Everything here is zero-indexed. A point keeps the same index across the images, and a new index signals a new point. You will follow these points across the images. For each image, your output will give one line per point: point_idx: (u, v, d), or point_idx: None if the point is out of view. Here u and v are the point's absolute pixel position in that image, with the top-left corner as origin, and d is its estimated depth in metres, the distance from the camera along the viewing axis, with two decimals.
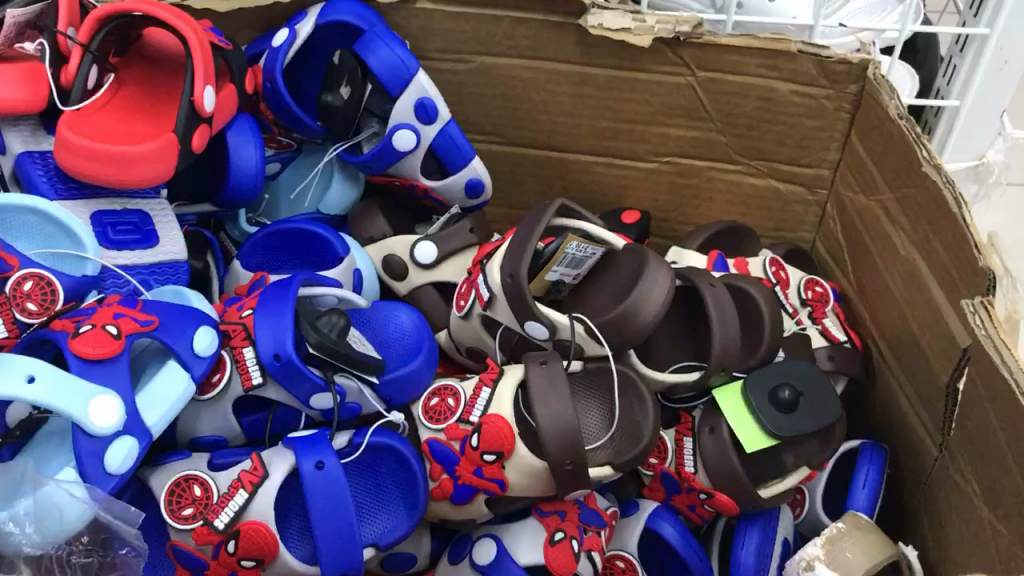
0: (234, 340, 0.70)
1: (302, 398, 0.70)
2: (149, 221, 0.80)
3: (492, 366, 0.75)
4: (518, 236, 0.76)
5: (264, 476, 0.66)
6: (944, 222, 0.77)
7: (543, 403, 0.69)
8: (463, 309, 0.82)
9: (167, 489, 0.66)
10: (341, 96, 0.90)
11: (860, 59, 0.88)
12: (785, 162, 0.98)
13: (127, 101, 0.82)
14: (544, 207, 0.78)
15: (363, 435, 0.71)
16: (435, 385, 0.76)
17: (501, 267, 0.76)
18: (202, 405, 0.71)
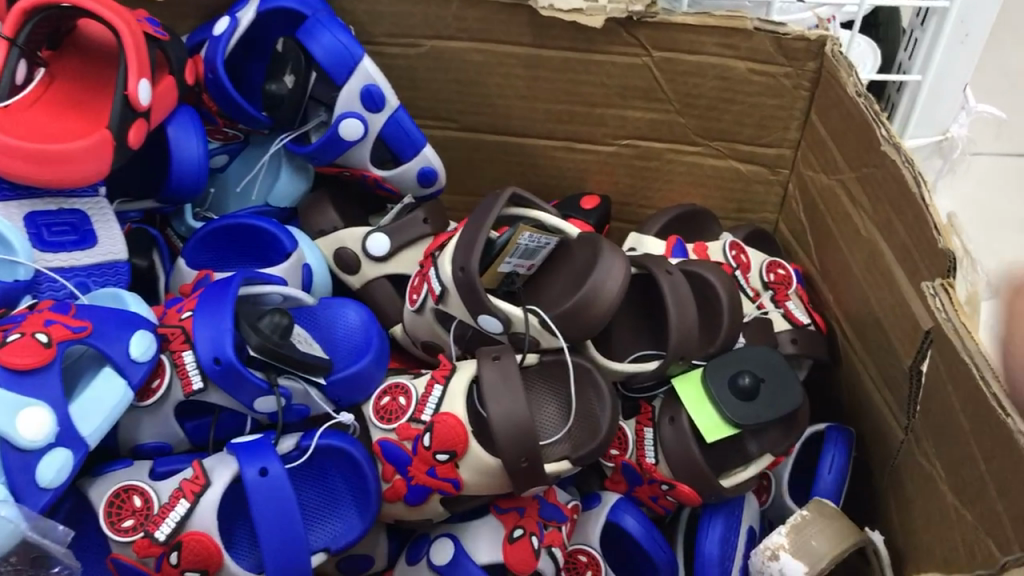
0: (173, 344, 0.68)
1: (246, 402, 0.68)
2: (87, 222, 0.77)
3: (445, 362, 0.73)
4: (468, 227, 0.73)
5: (206, 485, 0.64)
6: (904, 201, 0.76)
7: (495, 399, 0.67)
8: (415, 304, 0.79)
9: (106, 501, 0.64)
10: (286, 85, 0.88)
11: (818, 35, 0.86)
12: (746, 143, 0.96)
13: (58, 96, 0.79)
14: (494, 195, 0.75)
15: (311, 438, 0.70)
16: (387, 383, 0.74)
17: (451, 259, 0.73)
18: (142, 412, 0.69)
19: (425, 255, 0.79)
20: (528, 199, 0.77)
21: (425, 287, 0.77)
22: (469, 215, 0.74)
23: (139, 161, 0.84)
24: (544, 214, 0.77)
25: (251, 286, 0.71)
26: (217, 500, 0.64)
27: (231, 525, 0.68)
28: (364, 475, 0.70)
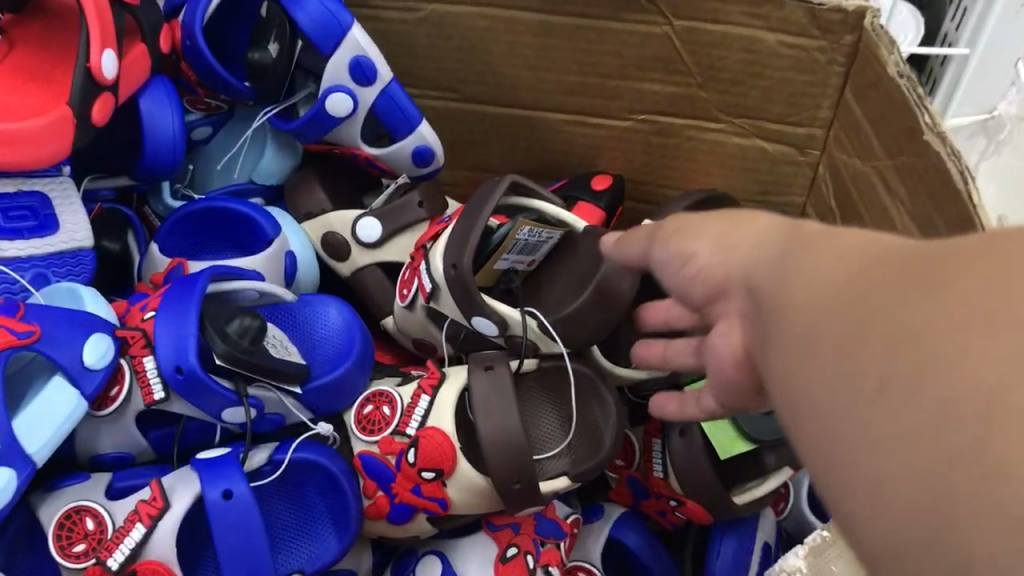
0: (133, 347, 0.62)
1: (212, 412, 0.62)
2: (49, 205, 0.71)
3: (434, 368, 0.67)
4: (461, 218, 0.66)
5: (164, 508, 0.58)
6: (946, 197, 0.68)
7: (487, 414, 0.61)
8: (406, 299, 0.72)
9: (55, 523, 0.58)
10: (270, 53, 0.79)
11: (856, 7, 0.77)
12: (773, 120, 0.88)
13: (19, 67, 0.72)
14: (492, 182, 0.68)
15: (285, 451, 0.64)
16: (370, 391, 0.68)
17: (443, 255, 0.66)
18: (101, 421, 0.63)
19: (417, 245, 0.72)
20: (531, 187, 0.69)
21: (416, 283, 0.70)
22: (464, 205, 0.67)
23: (110, 135, 0.78)
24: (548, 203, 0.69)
25: (222, 283, 0.65)
26: (177, 524, 0.58)
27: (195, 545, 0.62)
28: (341, 489, 0.64)
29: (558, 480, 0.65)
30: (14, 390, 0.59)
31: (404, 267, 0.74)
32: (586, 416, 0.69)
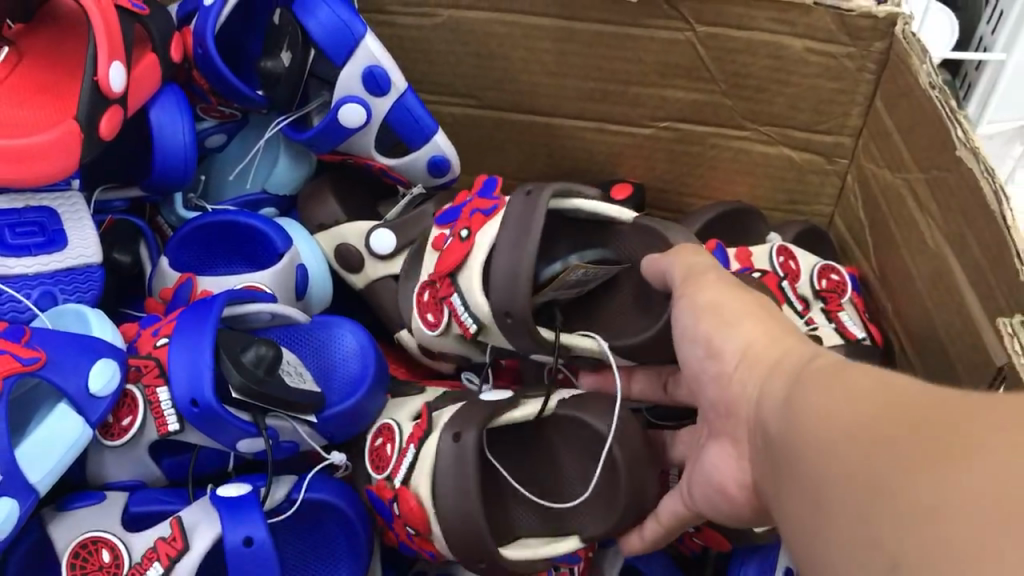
0: (148, 377, 0.62)
1: (228, 443, 0.62)
2: (57, 220, 0.70)
3: (423, 419, 0.65)
4: (504, 249, 0.64)
5: (184, 549, 0.57)
6: (979, 214, 0.65)
7: (454, 505, 0.59)
8: (438, 326, 0.71)
9: (70, 551, 0.59)
10: (283, 62, 0.77)
11: (887, 13, 0.74)
12: (800, 128, 0.85)
13: (29, 79, 0.71)
14: (520, 200, 0.65)
15: (300, 489, 0.65)
16: (379, 424, 0.69)
17: (497, 296, 0.64)
18: (111, 450, 0.63)
19: (438, 266, 0.69)
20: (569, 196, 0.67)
21: (454, 316, 0.69)
22: (505, 228, 0.64)
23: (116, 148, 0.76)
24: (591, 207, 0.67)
25: (237, 307, 0.66)
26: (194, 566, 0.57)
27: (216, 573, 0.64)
28: (351, 521, 0.67)
29: (558, 545, 0.63)
30: (20, 416, 0.59)
31: (421, 282, 0.73)
32: (590, 464, 0.65)
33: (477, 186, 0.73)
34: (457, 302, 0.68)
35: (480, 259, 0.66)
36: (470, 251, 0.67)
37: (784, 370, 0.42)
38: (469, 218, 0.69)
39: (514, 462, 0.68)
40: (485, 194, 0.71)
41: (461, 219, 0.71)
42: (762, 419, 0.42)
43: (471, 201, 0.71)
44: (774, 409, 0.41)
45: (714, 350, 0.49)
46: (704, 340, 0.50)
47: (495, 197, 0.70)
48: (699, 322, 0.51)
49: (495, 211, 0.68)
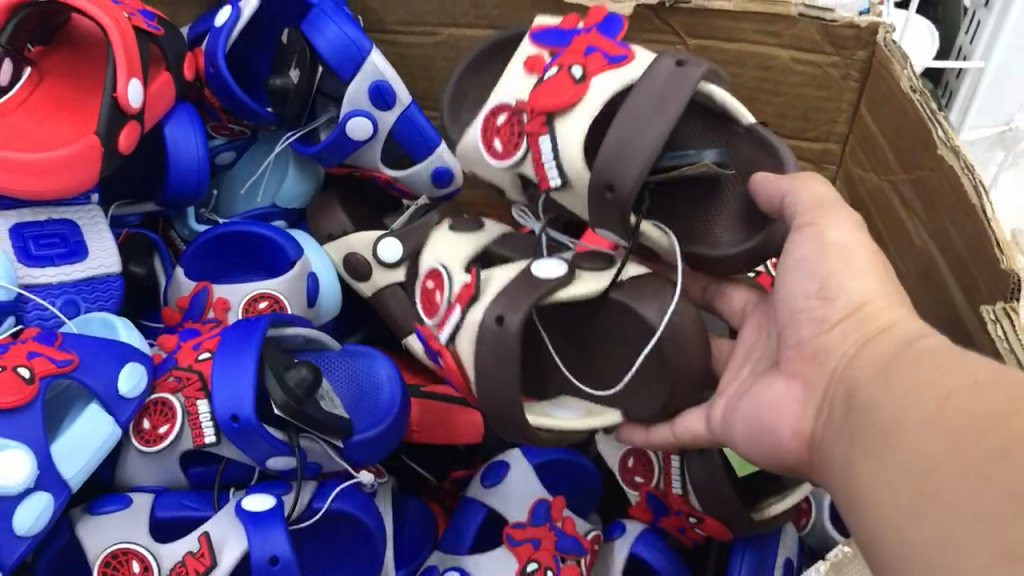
0: (188, 390, 0.63)
1: (258, 459, 0.63)
2: (78, 232, 0.73)
3: (472, 278, 0.61)
4: (631, 115, 0.54)
5: (211, 566, 0.59)
6: (961, 212, 0.68)
7: (491, 368, 0.57)
8: (509, 160, 0.63)
9: (100, 561, 0.59)
10: (291, 79, 0.82)
11: (868, 23, 0.78)
12: (788, 136, 0.89)
13: (49, 97, 0.74)
14: (666, 67, 0.55)
15: (323, 500, 0.64)
16: (428, 268, 0.68)
17: (603, 160, 0.55)
18: (142, 456, 0.64)
19: (533, 95, 0.60)
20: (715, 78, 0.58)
21: (537, 159, 0.61)
22: (634, 95, 0.55)
23: (132, 164, 0.79)
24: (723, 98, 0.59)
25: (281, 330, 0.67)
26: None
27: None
28: (372, 535, 0.65)
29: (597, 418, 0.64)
30: (53, 415, 0.61)
31: (498, 103, 0.63)
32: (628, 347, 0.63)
33: (594, 18, 0.62)
34: (540, 141, 0.60)
35: (591, 113, 0.58)
36: (578, 100, 0.58)
37: (884, 342, 0.46)
38: (583, 56, 0.59)
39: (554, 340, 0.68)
40: (605, 33, 0.61)
41: (568, 49, 0.61)
42: (846, 387, 0.46)
43: (593, 36, 0.61)
44: (863, 376, 0.45)
45: (829, 293, 0.52)
46: (820, 277, 0.52)
47: (621, 44, 0.59)
48: (823, 261, 0.52)
49: (623, 61, 0.58)
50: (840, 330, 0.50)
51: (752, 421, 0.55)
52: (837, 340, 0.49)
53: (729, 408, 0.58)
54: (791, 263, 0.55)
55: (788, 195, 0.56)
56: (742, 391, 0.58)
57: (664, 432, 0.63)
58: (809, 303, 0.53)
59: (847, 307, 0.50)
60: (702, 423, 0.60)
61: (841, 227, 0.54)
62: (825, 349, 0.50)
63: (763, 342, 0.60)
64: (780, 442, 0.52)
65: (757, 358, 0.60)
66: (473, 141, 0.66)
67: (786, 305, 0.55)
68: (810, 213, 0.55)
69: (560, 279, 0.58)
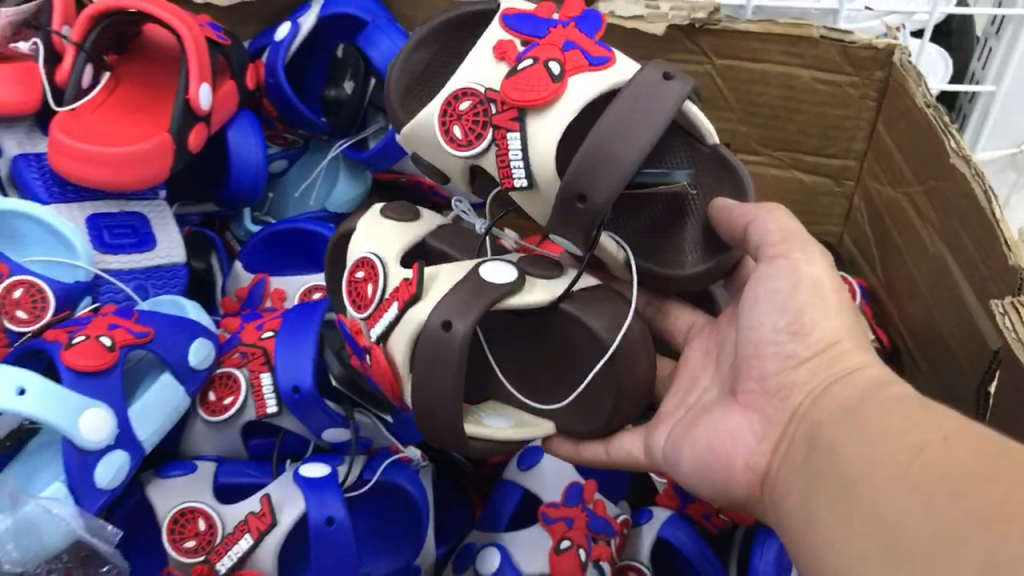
0: (252, 363, 0.68)
1: (316, 430, 0.68)
2: (147, 225, 0.79)
3: (414, 275, 0.58)
4: (615, 125, 0.54)
5: (272, 524, 0.63)
6: (973, 215, 0.73)
7: (426, 373, 0.55)
8: (469, 151, 0.61)
9: (170, 519, 0.65)
10: (346, 91, 0.88)
11: (885, 44, 0.83)
12: (809, 152, 0.94)
13: (123, 100, 0.81)
14: (654, 79, 0.56)
15: (373, 472, 0.69)
16: (358, 257, 0.63)
17: (576, 172, 0.55)
18: (209, 426, 0.69)
19: (507, 86, 0.59)
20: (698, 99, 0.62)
21: (502, 157, 0.60)
22: (619, 100, 0.55)
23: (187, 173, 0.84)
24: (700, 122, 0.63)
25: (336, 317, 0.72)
26: (282, 538, 0.63)
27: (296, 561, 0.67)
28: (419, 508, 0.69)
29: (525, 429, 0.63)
30: (130, 383, 0.67)
31: (460, 88, 0.61)
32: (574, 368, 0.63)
33: (571, 10, 0.62)
34: (509, 135, 0.59)
35: (569, 116, 0.58)
36: (562, 97, 0.58)
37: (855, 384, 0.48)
38: (562, 51, 0.59)
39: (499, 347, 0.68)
40: (585, 30, 0.61)
41: (543, 42, 0.60)
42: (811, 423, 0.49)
43: (570, 31, 0.61)
44: (825, 418, 0.48)
45: (801, 329, 0.53)
46: (791, 313, 0.53)
47: (599, 45, 0.60)
48: (795, 296, 0.53)
49: (603, 64, 0.59)
50: (807, 368, 0.52)
51: (703, 446, 0.56)
52: (803, 378, 0.52)
53: (676, 432, 0.59)
54: (759, 296, 0.55)
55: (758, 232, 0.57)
56: (691, 416, 0.59)
57: (597, 448, 0.64)
58: (778, 342, 0.54)
59: (819, 346, 0.52)
60: (640, 446, 0.62)
61: (815, 262, 0.54)
62: (788, 386, 0.53)
63: (710, 368, 0.62)
64: (730, 473, 0.54)
65: (703, 384, 0.62)
66: (427, 120, 0.64)
67: (745, 321, 0.56)
68: (779, 245, 0.56)
69: (511, 288, 0.57)
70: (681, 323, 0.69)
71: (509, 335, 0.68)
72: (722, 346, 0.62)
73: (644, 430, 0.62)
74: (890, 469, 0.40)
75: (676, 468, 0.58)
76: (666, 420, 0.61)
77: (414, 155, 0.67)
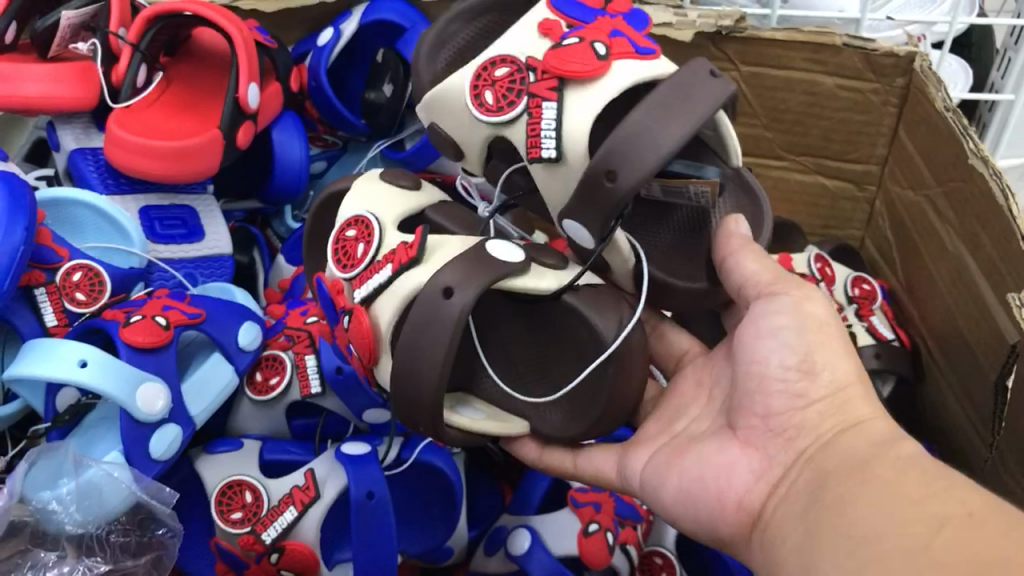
0: (298, 346, 0.73)
1: (356, 410, 0.71)
2: (196, 217, 0.83)
3: (415, 241, 0.58)
4: (656, 108, 0.53)
5: (315, 496, 0.67)
6: (990, 214, 0.75)
7: (413, 341, 0.53)
8: (498, 117, 0.62)
9: (218, 490, 0.68)
10: (385, 93, 0.91)
11: (906, 52, 0.85)
12: (832, 158, 0.97)
13: (175, 97, 0.85)
14: (701, 73, 0.55)
15: (410, 452, 0.72)
16: (352, 216, 0.63)
17: (613, 146, 0.53)
18: (256, 406, 0.73)
19: (551, 57, 0.59)
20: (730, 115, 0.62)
21: (533, 126, 0.60)
22: (665, 83, 0.54)
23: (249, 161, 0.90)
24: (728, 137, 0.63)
25: None
26: (324, 511, 0.67)
27: (337, 535, 0.70)
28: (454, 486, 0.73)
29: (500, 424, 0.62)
30: (182, 363, 0.71)
31: (501, 56, 0.62)
32: (573, 362, 0.62)
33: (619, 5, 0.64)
34: (544, 104, 0.59)
35: (608, 96, 0.58)
36: (603, 78, 0.59)
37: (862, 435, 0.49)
38: (608, 37, 0.60)
39: (492, 335, 0.67)
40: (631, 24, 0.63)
41: (589, 26, 0.61)
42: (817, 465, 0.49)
43: (618, 19, 0.62)
44: (830, 470, 0.48)
45: (810, 369, 0.52)
46: (801, 351, 0.53)
47: (644, 40, 0.62)
48: (805, 335, 0.53)
49: (647, 56, 0.60)
50: (816, 410, 0.51)
51: (693, 475, 0.55)
52: (813, 421, 0.51)
53: (658, 460, 0.59)
54: (761, 332, 0.54)
55: (749, 278, 0.58)
56: (676, 448, 0.58)
57: (564, 457, 0.64)
58: (785, 379, 0.53)
59: (827, 387, 0.52)
60: (613, 466, 0.62)
61: (817, 299, 0.55)
62: (796, 427, 0.52)
63: (700, 399, 0.62)
64: (719, 512, 0.53)
65: (692, 413, 0.61)
66: (458, 86, 0.65)
67: (746, 358, 0.55)
68: (775, 284, 0.56)
69: (514, 269, 0.56)
70: (675, 348, 0.69)
71: (507, 319, 0.66)
72: (716, 381, 0.62)
73: (618, 451, 0.62)
74: (885, 514, 0.42)
75: (654, 495, 0.58)
76: (645, 446, 0.61)
77: (433, 124, 0.69)
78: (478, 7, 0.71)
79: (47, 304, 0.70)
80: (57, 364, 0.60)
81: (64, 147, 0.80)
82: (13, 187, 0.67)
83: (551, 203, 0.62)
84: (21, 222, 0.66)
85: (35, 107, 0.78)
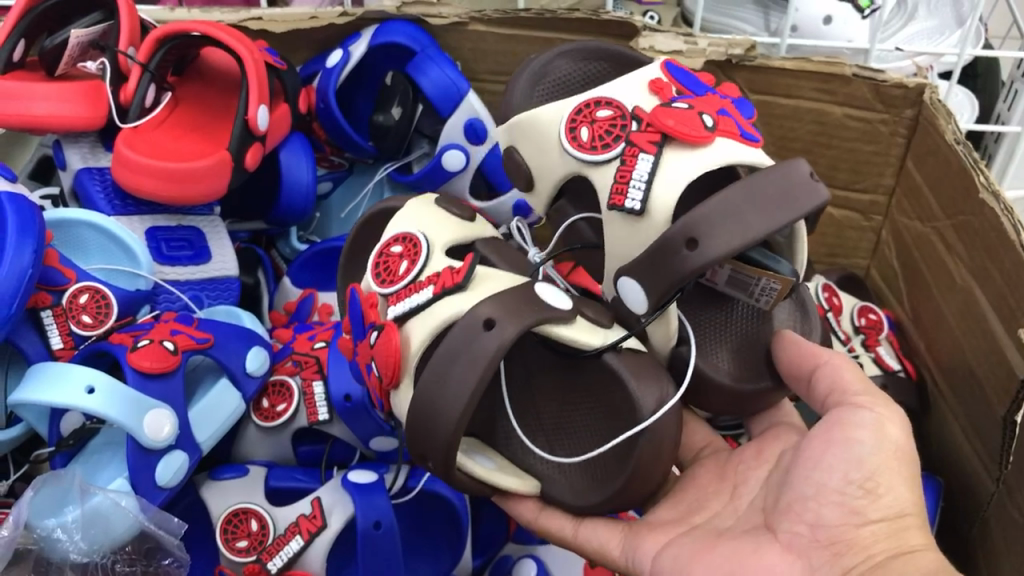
0: (306, 371, 0.73)
1: (364, 439, 0.71)
2: (203, 238, 0.83)
3: (463, 268, 0.58)
4: (746, 193, 0.53)
5: (322, 526, 0.66)
6: (1002, 250, 0.74)
7: (429, 405, 0.53)
8: (590, 155, 0.61)
9: (224, 518, 0.68)
10: (393, 117, 0.92)
11: (916, 84, 0.85)
12: (841, 187, 0.97)
13: (182, 119, 0.85)
14: (800, 172, 0.55)
15: (417, 481, 0.72)
16: (403, 232, 0.63)
17: (700, 216, 0.53)
18: (264, 433, 0.73)
19: (658, 111, 0.60)
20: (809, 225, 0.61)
21: (623, 174, 0.59)
22: (758, 171, 0.54)
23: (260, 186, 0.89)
24: (799, 250, 0.62)
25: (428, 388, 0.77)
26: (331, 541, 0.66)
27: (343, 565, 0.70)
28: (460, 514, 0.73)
29: (523, 480, 0.62)
30: (189, 388, 0.71)
31: (605, 98, 0.63)
32: (607, 426, 0.61)
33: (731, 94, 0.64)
34: (641, 156, 0.59)
35: (702, 167, 0.58)
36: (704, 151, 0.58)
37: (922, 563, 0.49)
38: (716, 113, 0.60)
39: (523, 385, 0.67)
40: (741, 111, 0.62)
41: (699, 99, 0.62)
42: None
43: (732, 107, 0.62)
44: None
45: (873, 489, 0.52)
46: (867, 468, 0.52)
47: (750, 127, 0.61)
48: (878, 453, 0.53)
49: (751, 142, 0.60)
50: (871, 529, 0.51)
51: (719, 568, 0.54)
52: (865, 540, 0.51)
53: (676, 551, 0.57)
54: (833, 440, 0.54)
55: (841, 386, 0.58)
56: (700, 541, 0.57)
57: (563, 523, 0.62)
58: (844, 494, 0.52)
59: (889, 510, 0.52)
60: (617, 544, 0.60)
61: (900, 422, 0.54)
62: (845, 543, 0.51)
63: (721, 496, 0.61)
64: None
65: (713, 509, 0.61)
66: (551, 120, 0.64)
67: (808, 465, 0.55)
68: (869, 396, 0.56)
69: (561, 315, 0.56)
70: (696, 439, 0.69)
71: (546, 383, 0.66)
72: (740, 480, 0.61)
73: (623, 528, 0.61)
74: None
75: None
76: (659, 532, 0.60)
77: (509, 150, 0.68)
78: (593, 51, 0.74)
79: (54, 327, 0.70)
80: (64, 389, 0.59)
81: (70, 165, 0.79)
82: (20, 207, 0.66)
83: (610, 257, 0.61)
84: (30, 243, 0.66)
85: (42, 125, 0.76)
